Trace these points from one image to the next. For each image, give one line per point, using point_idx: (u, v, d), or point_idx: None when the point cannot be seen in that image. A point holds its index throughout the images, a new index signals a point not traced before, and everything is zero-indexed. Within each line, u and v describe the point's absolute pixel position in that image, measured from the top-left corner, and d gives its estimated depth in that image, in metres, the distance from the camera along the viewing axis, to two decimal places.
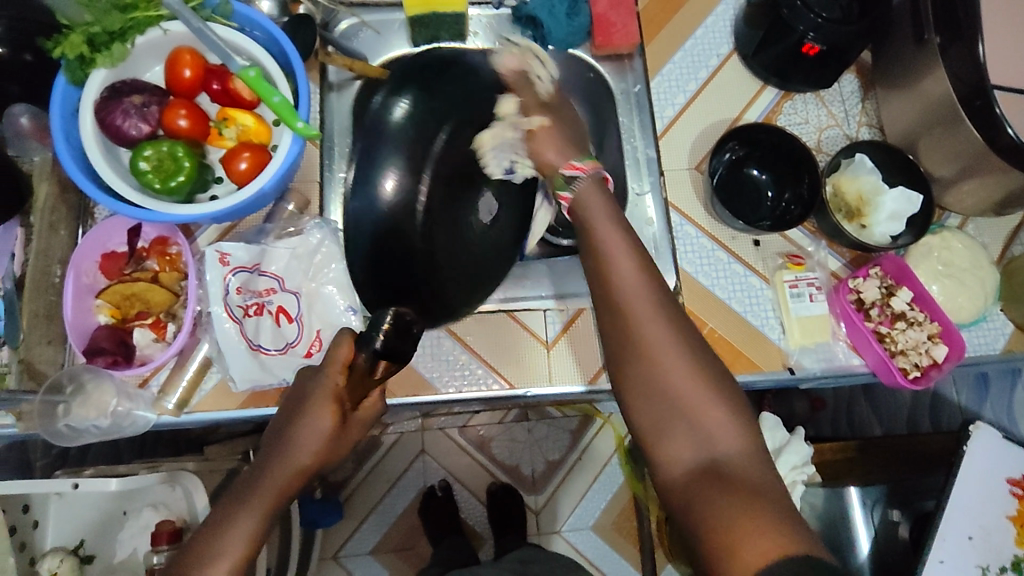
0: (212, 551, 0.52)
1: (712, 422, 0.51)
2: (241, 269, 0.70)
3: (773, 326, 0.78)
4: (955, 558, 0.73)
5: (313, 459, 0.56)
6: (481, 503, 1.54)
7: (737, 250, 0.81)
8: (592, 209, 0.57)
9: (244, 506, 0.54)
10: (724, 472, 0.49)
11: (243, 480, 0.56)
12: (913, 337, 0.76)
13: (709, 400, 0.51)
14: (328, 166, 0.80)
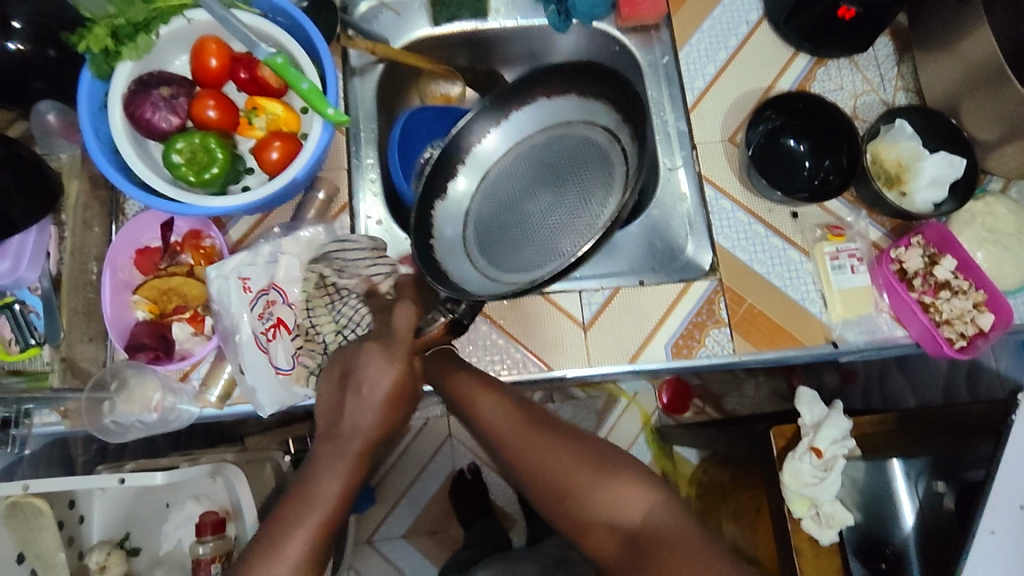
0: (300, 512, 0.56)
1: (618, 496, 0.60)
2: (265, 290, 0.69)
3: (814, 299, 0.77)
4: (1006, 527, 0.70)
5: (385, 421, 0.61)
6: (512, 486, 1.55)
7: (774, 223, 0.79)
8: (467, 384, 0.66)
9: (331, 464, 0.59)
10: (653, 539, 0.58)
11: (321, 443, 0.60)
12: (958, 305, 0.75)
13: (608, 479, 0.61)
14: (357, 152, 0.82)
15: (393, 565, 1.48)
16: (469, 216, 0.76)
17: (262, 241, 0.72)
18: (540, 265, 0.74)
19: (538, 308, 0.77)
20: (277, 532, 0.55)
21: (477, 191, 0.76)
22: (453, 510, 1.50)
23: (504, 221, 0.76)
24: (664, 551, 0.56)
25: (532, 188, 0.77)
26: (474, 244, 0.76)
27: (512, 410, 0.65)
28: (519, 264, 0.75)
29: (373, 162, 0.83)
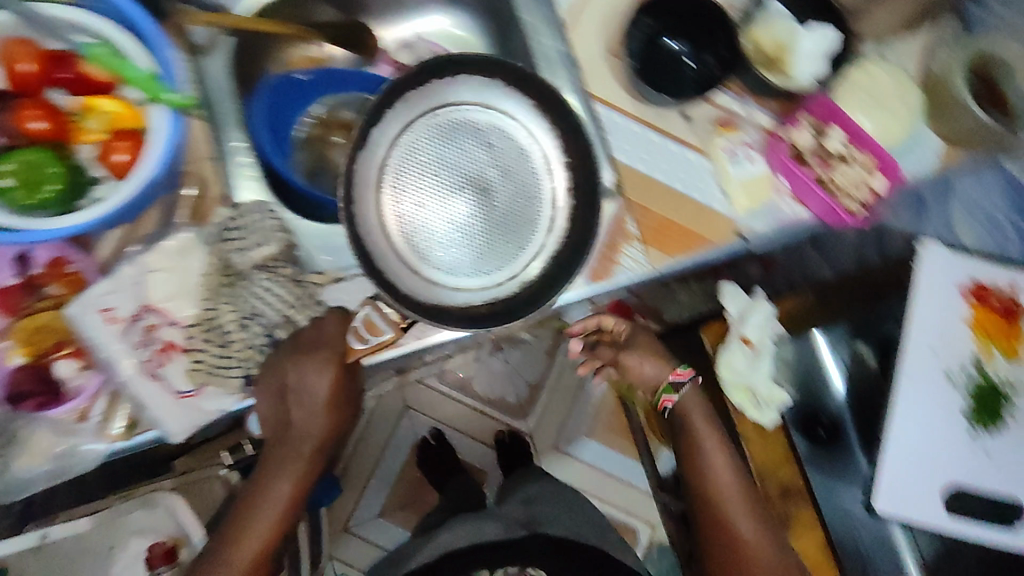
0: (263, 510, 0.71)
1: (723, 479, 0.84)
2: (138, 315, 0.64)
3: (717, 196, 0.77)
4: (922, 372, 0.75)
5: (327, 425, 0.71)
6: (486, 447, 1.58)
7: (668, 129, 0.78)
8: (699, 416, 0.86)
9: (287, 468, 0.71)
10: (726, 521, 0.83)
11: (276, 446, 0.71)
12: (853, 174, 0.76)
13: (723, 471, 0.84)
14: (217, 137, 0.74)
15: (375, 545, 1.50)
16: (388, 197, 0.68)
17: (122, 261, 0.65)
18: (463, 272, 0.69)
19: None
20: (241, 523, 0.71)
21: (397, 165, 0.68)
22: (424, 477, 1.52)
23: (428, 209, 0.69)
24: (722, 527, 0.83)
25: (459, 180, 0.69)
26: (397, 234, 0.68)
27: (729, 463, 0.85)
28: (439, 260, 0.68)
29: (239, 143, 0.74)
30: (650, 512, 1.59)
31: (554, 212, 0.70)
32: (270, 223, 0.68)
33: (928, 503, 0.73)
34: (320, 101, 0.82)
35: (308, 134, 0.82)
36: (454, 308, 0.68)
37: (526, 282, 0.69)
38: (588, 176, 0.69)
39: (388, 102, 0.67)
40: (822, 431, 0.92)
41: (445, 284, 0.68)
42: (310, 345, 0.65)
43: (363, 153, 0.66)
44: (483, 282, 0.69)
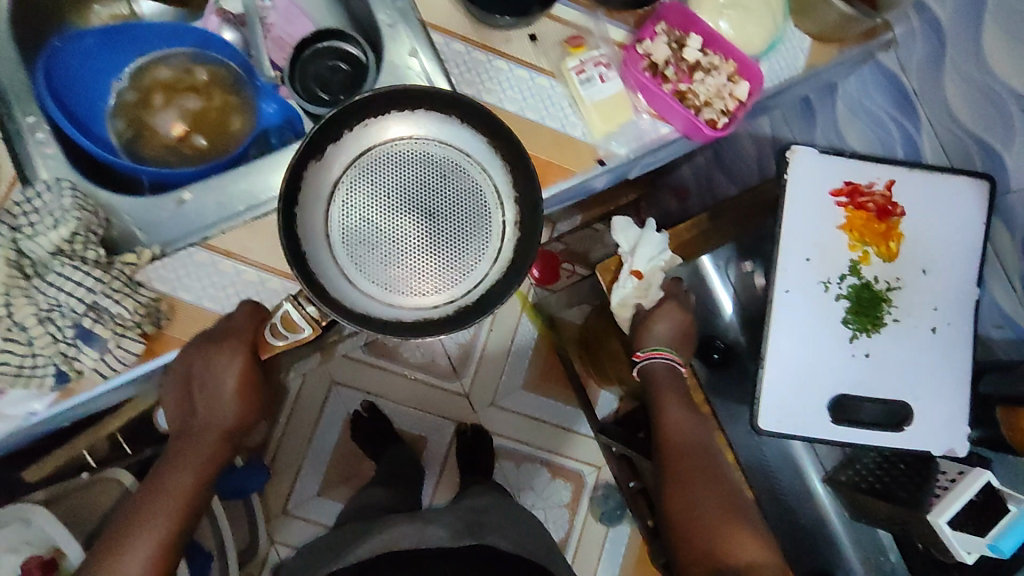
0: (152, 517, 0.64)
1: (680, 430, 0.78)
2: None
3: (573, 122, 0.72)
4: (798, 282, 0.72)
5: (234, 418, 0.68)
6: (440, 418, 1.52)
7: (515, 53, 0.72)
8: (664, 380, 0.80)
9: (185, 462, 0.66)
10: (685, 472, 0.75)
11: (178, 441, 0.67)
12: (713, 83, 0.72)
13: (682, 422, 0.78)
14: (10, 114, 0.67)
15: (318, 525, 1.45)
16: (335, 216, 0.63)
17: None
18: (399, 290, 0.62)
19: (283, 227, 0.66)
20: (126, 533, 0.64)
21: (349, 185, 0.63)
22: (360, 450, 1.47)
23: (376, 230, 0.63)
24: (683, 483, 0.74)
25: (407, 202, 0.63)
26: (339, 248, 0.62)
27: (695, 425, 0.79)
28: (377, 276, 0.62)
29: (35, 117, 0.67)
30: (594, 455, 1.56)
31: (503, 241, 0.64)
32: (65, 200, 0.62)
33: (813, 415, 0.72)
34: (131, 65, 0.75)
35: (124, 102, 0.75)
36: (381, 321, 0.61)
37: (463, 304, 0.62)
38: (533, 202, 0.64)
39: (346, 124, 0.63)
40: (717, 355, 0.87)
41: (379, 300, 0.62)
42: (220, 335, 0.63)
43: (315, 164, 0.62)
44: (419, 301, 0.62)
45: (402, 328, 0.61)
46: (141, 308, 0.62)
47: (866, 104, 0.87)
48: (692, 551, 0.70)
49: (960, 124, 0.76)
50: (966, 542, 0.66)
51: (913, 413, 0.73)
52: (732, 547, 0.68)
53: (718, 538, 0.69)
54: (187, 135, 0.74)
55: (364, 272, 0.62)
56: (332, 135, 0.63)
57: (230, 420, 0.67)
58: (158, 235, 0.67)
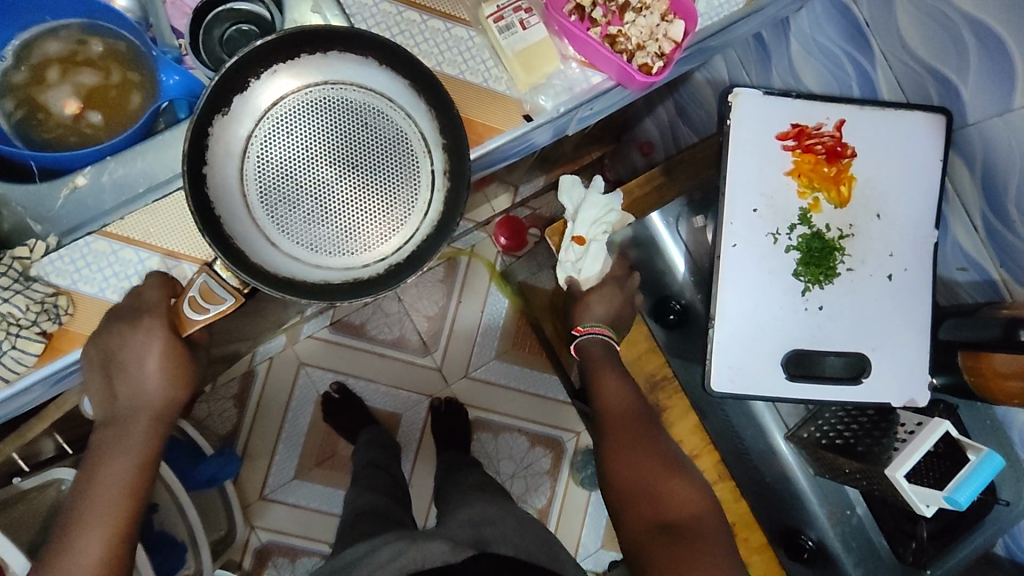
0: (105, 508, 0.60)
1: (618, 401, 0.76)
2: None
3: (497, 76, 0.66)
4: (746, 236, 0.68)
5: (167, 399, 0.61)
6: (414, 394, 1.50)
7: (427, 3, 0.66)
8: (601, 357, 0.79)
9: (117, 451, 0.60)
10: (627, 442, 0.73)
11: (104, 430, 0.61)
12: (645, 24, 0.67)
13: (620, 393, 0.76)
14: None
15: (298, 507, 1.44)
16: (250, 173, 0.61)
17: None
18: (326, 252, 0.61)
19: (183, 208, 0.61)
20: (72, 533, 0.59)
21: (264, 138, 0.61)
22: (334, 431, 1.45)
23: (295, 187, 0.61)
24: (625, 450, 0.72)
25: (326, 156, 0.61)
26: (258, 209, 0.61)
27: (634, 395, 0.77)
28: (301, 238, 0.61)
29: None
30: (572, 420, 1.54)
31: (432, 194, 0.63)
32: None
33: (767, 373, 0.68)
34: (17, 40, 0.69)
35: (13, 82, 0.69)
36: (309, 285, 0.61)
37: (393, 262, 0.63)
38: (461, 152, 0.63)
39: (252, 73, 0.60)
40: (672, 317, 0.83)
41: (305, 262, 0.61)
42: (131, 314, 0.58)
43: (224, 118, 0.60)
44: (347, 261, 0.62)
45: (332, 291, 0.61)
46: (34, 305, 0.57)
47: (817, 40, 0.81)
48: (639, 518, 0.68)
49: (913, 55, 0.71)
50: (925, 496, 0.63)
51: (871, 366, 0.69)
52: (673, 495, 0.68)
53: (661, 491, 0.68)
54: (80, 112, 0.69)
55: (292, 233, 0.61)
56: (238, 85, 0.60)
57: (165, 400, 0.61)
58: (55, 228, 0.62)
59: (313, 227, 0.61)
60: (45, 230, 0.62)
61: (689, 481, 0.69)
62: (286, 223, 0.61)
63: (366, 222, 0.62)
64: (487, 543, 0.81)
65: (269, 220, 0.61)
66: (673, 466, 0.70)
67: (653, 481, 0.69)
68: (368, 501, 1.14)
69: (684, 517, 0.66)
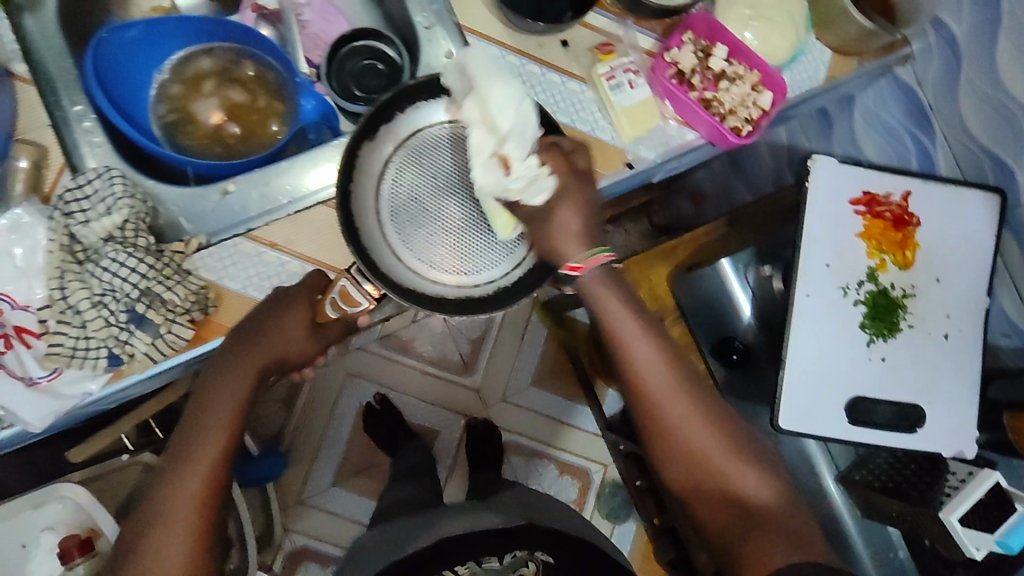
0: (213, 428, 0.60)
1: (666, 402, 0.66)
2: None
3: (604, 128, 0.74)
4: (818, 287, 0.75)
5: (289, 340, 0.65)
6: (452, 412, 1.55)
7: (547, 59, 0.74)
8: (608, 296, 0.66)
9: (233, 377, 0.62)
10: (691, 460, 0.67)
11: (221, 355, 0.62)
12: (738, 92, 0.75)
13: (674, 395, 0.67)
14: (56, 101, 0.67)
15: (333, 513, 1.48)
16: (385, 194, 0.68)
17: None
18: (443, 269, 0.68)
19: (323, 221, 0.69)
20: (187, 445, 0.59)
21: (399, 164, 0.69)
22: (374, 442, 1.50)
23: (422, 209, 0.68)
24: (697, 474, 0.68)
25: (452, 184, 0.68)
26: (388, 225, 0.68)
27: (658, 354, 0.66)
28: (422, 253, 0.68)
29: (84, 106, 0.68)
30: (601, 452, 1.58)
31: None
32: (116, 189, 0.62)
33: (830, 416, 0.74)
34: (175, 57, 0.76)
35: (167, 93, 0.77)
36: (426, 297, 0.67)
37: (500, 286, 0.68)
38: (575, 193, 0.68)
39: (400, 106, 0.68)
40: (735, 356, 0.89)
41: (422, 276, 0.68)
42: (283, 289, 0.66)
43: (370, 142, 0.68)
44: (459, 279, 0.68)
45: (443, 305, 0.67)
46: (191, 294, 0.63)
47: (882, 116, 0.90)
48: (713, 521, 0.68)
49: (975, 138, 0.79)
50: (975, 538, 0.69)
51: (924, 416, 0.75)
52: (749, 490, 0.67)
53: (719, 472, 0.67)
54: (222, 123, 0.77)
55: (416, 248, 0.68)
56: (385, 115, 0.68)
57: (289, 342, 0.65)
58: (204, 229, 0.68)
59: (435, 241, 0.68)
60: (194, 229, 0.68)
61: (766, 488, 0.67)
62: (411, 238, 0.68)
63: (482, 244, 0.68)
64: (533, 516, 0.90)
65: (398, 236, 0.68)
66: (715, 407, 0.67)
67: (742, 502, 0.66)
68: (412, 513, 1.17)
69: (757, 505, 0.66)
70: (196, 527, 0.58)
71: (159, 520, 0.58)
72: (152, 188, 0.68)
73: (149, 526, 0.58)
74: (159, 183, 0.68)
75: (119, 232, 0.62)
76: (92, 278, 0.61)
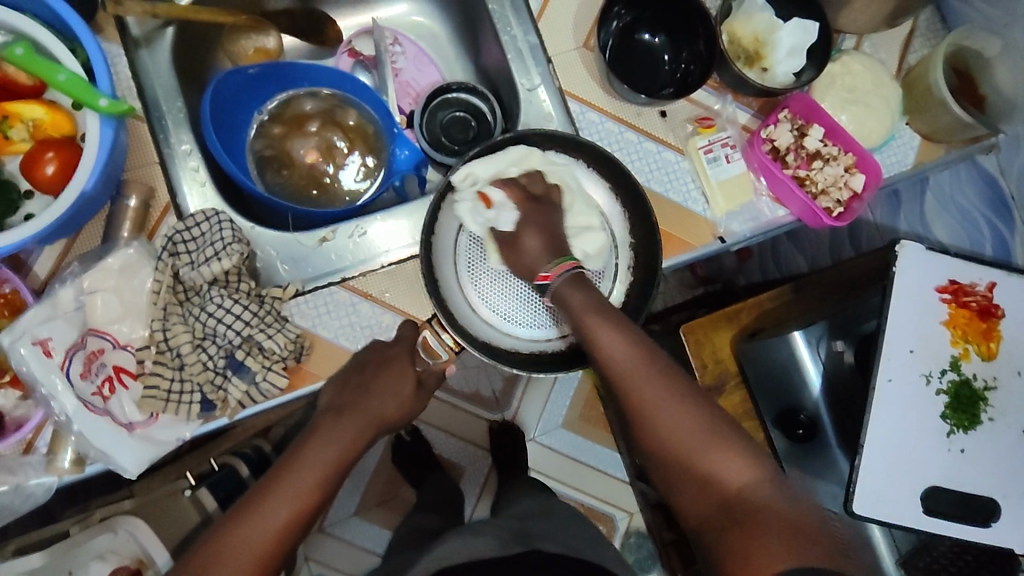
0: (301, 485, 0.56)
1: (647, 393, 0.60)
2: (81, 341, 0.59)
3: (696, 198, 0.74)
4: (901, 372, 0.74)
5: (393, 407, 0.64)
6: (480, 449, 1.50)
7: (645, 127, 0.74)
8: (579, 303, 0.62)
9: (331, 434, 0.59)
10: (686, 448, 0.58)
11: (325, 415, 0.61)
12: (831, 173, 0.75)
13: (650, 386, 0.60)
14: (166, 139, 0.67)
15: (352, 544, 1.43)
16: (463, 244, 0.71)
17: (57, 283, 0.59)
18: (517, 321, 0.71)
19: (416, 275, 0.69)
20: (265, 492, 0.55)
21: None
22: (400, 475, 1.45)
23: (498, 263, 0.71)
24: (686, 464, 0.59)
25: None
26: (465, 278, 0.70)
27: (636, 343, 0.61)
28: (497, 306, 0.70)
29: (190, 146, 0.68)
30: (629, 501, 1.54)
31: (615, 285, 0.72)
32: (225, 234, 0.62)
33: (907, 506, 0.73)
34: (276, 98, 0.76)
35: (267, 132, 0.77)
36: (501, 350, 0.69)
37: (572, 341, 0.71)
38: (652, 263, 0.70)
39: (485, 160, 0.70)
40: (801, 431, 0.87)
41: (496, 329, 0.70)
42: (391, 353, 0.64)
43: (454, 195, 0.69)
44: (532, 333, 0.71)
45: (517, 359, 0.69)
46: (289, 343, 0.63)
47: (958, 201, 0.91)
48: (696, 509, 0.59)
49: None
50: None
51: (999, 511, 0.74)
52: (728, 479, 0.57)
53: (702, 461, 0.58)
54: (317, 163, 0.78)
55: (486, 299, 0.71)
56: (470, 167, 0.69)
57: (390, 405, 0.63)
58: (304, 276, 0.68)
59: (507, 295, 0.71)
60: (290, 276, 0.68)
61: (760, 483, 0.57)
62: (483, 289, 0.71)
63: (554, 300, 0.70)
64: (533, 538, 0.90)
65: (470, 286, 0.71)
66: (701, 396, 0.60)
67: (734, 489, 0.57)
68: None
69: (741, 500, 0.56)
70: (255, 566, 0.53)
71: (216, 560, 0.52)
72: (251, 232, 0.68)
73: (203, 567, 0.52)
74: (258, 225, 0.69)
75: (223, 275, 0.62)
76: (195, 322, 0.61)
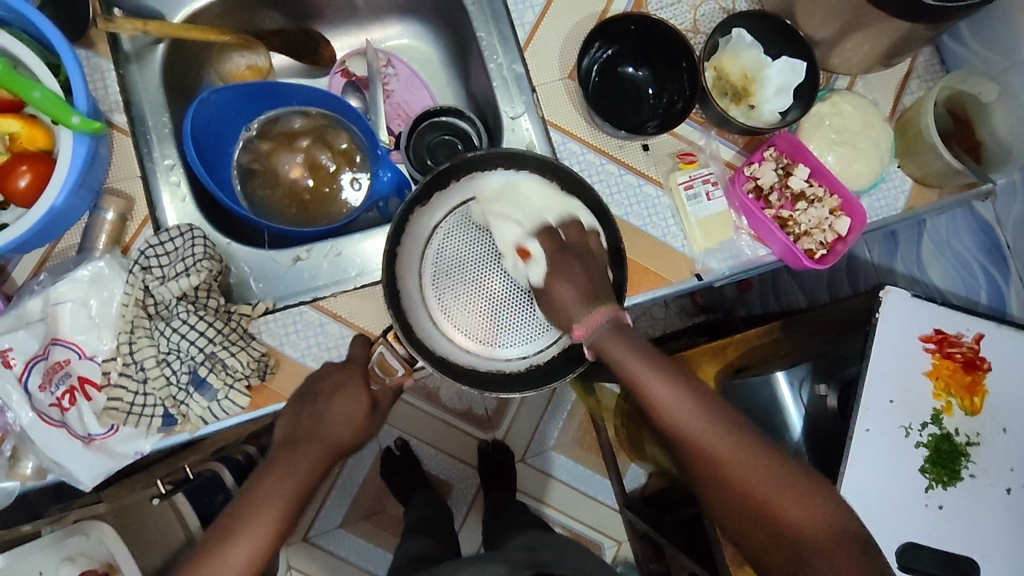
0: (259, 524, 0.56)
1: (712, 441, 0.55)
2: (44, 351, 0.60)
3: (675, 234, 0.74)
4: (880, 423, 0.72)
5: (347, 432, 0.61)
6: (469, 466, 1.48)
7: (626, 160, 0.74)
8: (623, 354, 0.56)
9: (285, 470, 0.58)
10: (787, 542, 0.54)
11: (281, 447, 0.60)
12: (815, 215, 0.73)
13: (714, 432, 0.56)
14: (149, 154, 0.68)
15: (336, 556, 1.42)
16: (430, 254, 0.68)
17: (28, 293, 0.61)
18: (479, 339, 0.67)
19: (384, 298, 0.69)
20: (225, 536, 0.55)
21: (447, 229, 0.68)
22: (388, 488, 1.44)
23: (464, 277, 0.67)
24: (762, 516, 0.55)
25: (495, 253, 0.67)
26: (428, 284, 0.68)
27: (693, 399, 0.56)
28: (460, 322, 0.67)
29: (173, 161, 0.69)
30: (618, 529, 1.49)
31: None
32: (196, 250, 0.63)
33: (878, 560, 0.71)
34: (263, 115, 0.78)
35: (255, 147, 0.78)
36: (459, 368, 0.66)
37: (532, 364, 0.67)
38: (616, 292, 0.67)
39: (457, 175, 0.68)
40: None
41: (458, 345, 0.67)
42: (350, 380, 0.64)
43: (422, 207, 0.67)
44: (494, 351, 0.67)
45: (473, 378, 0.66)
46: (252, 361, 0.64)
47: (953, 245, 0.89)
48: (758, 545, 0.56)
49: None
50: None
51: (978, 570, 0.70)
52: (793, 519, 0.54)
53: (772, 510, 0.55)
54: (301, 179, 0.78)
55: (448, 311, 0.67)
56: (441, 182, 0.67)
57: (343, 433, 0.61)
58: (275, 294, 0.69)
59: (473, 312, 0.67)
60: (262, 293, 0.69)
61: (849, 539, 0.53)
62: (451, 299, 0.67)
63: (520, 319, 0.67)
64: (547, 566, 0.85)
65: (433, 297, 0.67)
66: (750, 434, 0.56)
67: (802, 527, 0.54)
68: (422, 546, 1.14)
69: (813, 536, 0.53)
70: None
71: None
72: (227, 248, 0.69)
73: None
74: (234, 242, 0.69)
75: (189, 290, 0.63)
76: (159, 336, 0.62)
